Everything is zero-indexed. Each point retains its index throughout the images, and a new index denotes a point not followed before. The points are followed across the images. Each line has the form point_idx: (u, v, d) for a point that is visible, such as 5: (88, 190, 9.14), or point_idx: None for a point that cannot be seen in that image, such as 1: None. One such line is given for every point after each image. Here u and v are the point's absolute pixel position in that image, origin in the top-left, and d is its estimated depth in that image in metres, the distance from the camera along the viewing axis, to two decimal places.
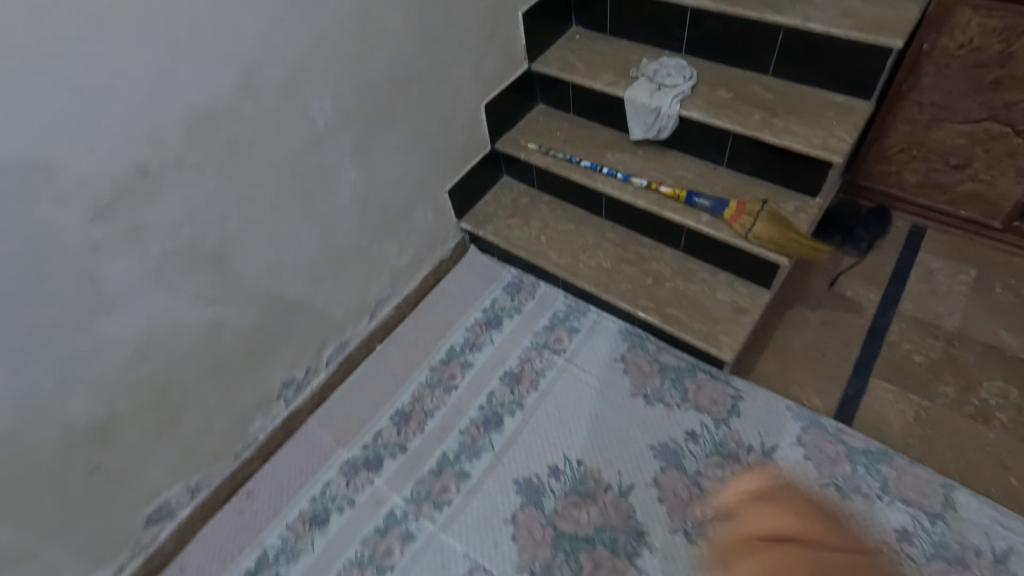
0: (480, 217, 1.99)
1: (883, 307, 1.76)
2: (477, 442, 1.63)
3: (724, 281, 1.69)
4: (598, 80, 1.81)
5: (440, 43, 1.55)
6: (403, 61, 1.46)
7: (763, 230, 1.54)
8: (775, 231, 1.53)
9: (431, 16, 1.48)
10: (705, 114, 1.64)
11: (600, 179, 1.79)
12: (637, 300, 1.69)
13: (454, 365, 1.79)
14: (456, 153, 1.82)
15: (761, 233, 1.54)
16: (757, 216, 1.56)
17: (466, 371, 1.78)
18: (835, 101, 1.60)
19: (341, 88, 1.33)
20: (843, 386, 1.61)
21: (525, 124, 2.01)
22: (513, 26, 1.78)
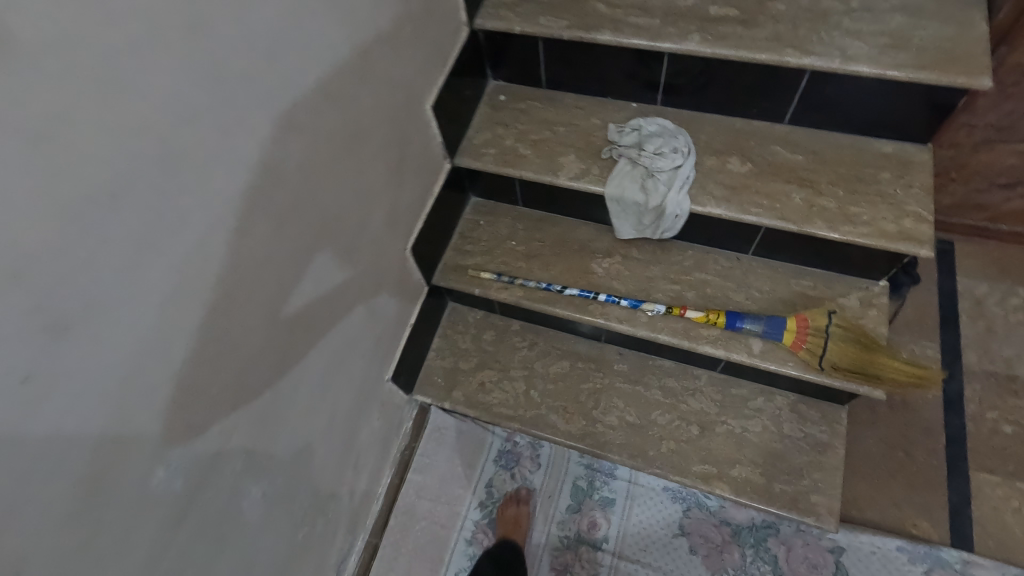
0: (439, 380, 1.44)
1: (948, 367, 1.46)
2: None
3: (786, 407, 1.31)
4: (562, 174, 1.28)
5: (336, 217, 0.94)
6: (289, 284, 0.86)
7: (846, 358, 1.15)
8: (863, 356, 1.14)
9: (313, 192, 0.86)
10: (727, 208, 1.18)
11: (598, 311, 1.29)
12: (691, 465, 1.27)
13: None
14: (391, 327, 1.24)
15: (844, 362, 1.15)
16: (831, 336, 1.16)
17: None
18: (885, 154, 1.19)
19: (203, 401, 0.73)
20: (946, 495, 1.33)
21: (463, 236, 1.44)
22: (424, 126, 1.17)
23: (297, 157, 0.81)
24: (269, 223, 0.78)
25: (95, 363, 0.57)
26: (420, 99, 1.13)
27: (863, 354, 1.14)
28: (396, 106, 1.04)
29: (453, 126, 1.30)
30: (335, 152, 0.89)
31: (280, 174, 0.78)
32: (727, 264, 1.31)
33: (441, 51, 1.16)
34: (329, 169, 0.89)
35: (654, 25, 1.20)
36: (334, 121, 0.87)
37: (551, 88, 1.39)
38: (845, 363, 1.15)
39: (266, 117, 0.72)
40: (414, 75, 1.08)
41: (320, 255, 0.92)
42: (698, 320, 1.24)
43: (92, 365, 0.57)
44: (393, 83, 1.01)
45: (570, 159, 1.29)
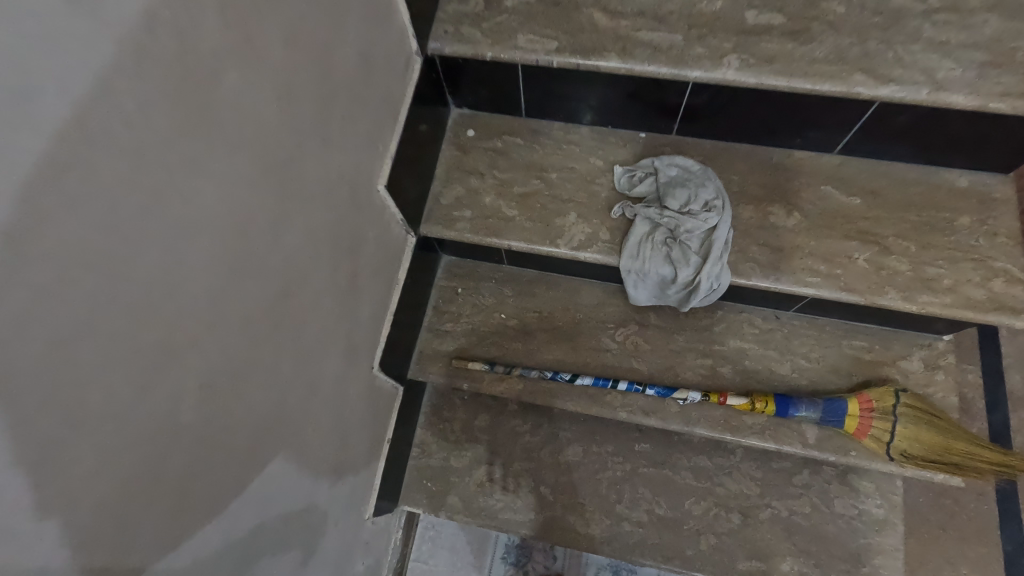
0: (428, 484, 1.20)
1: (991, 395, 1.32)
2: None
3: (835, 480, 1.14)
4: (562, 242, 0.99)
5: (271, 409, 0.65)
6: (216, 545, 0.58)
7: (922, 446, 0.96)
8: (940, 443, 0.96)
9: (230, 408, 0.57)
10: (776, 279, 0.93)
11: (618, 402, 1.06)
12: (735, 562, 1.10)
13: None
14: (368, 458, 0.98)
15: (920, 451, 0.97)
16: (902, 421, 0.98)
17: None
18: (961, 190, 0.96)
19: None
20: (999, 545, 1.22)
21: (439, 311, 1.15)
22: (378, 212, 0.86)
23: (191, 385, 0.51)
24: (164, 502, 0.50)
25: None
26: (368, 184, 0.81)
27: (939, 441, 0.96)
28: (338, 213, 0.73)
29: (414, 188, 0.98)
30: (254, 334, 0.59)
31: (167, 428, 0.49)
32: (765, 326, 1.08)
33: (390, 107, 0.83)
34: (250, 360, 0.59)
35: (674, 43, 0.90)
36: (244, 295, 0.57)
37: (534, 117, 1.08)
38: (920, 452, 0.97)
39: (115, 374, 0.43)
40: (355, 160, 0.75)
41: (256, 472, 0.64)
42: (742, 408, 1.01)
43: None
44: (329, 187, 0.69)
45: (570, 219, 1.01)
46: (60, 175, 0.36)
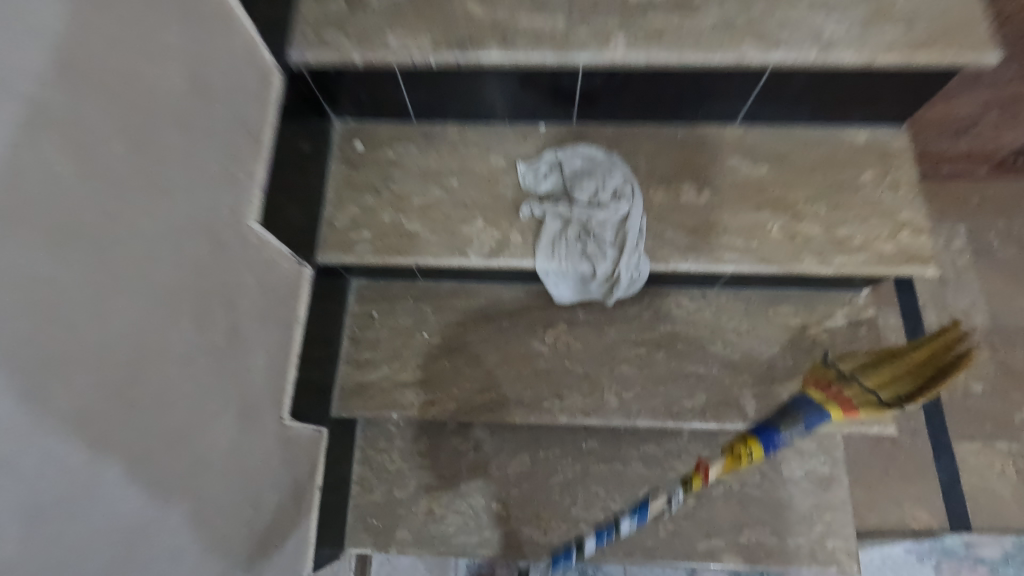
0: (374, 522, 1.12)
1: (912, 334, 1.37)
2: None
3: (780, 445, 1.14)
4: (472, 252, 0.93)
5: (141, 510, 0.57)
6: None
7: (900, 380, 0.89)
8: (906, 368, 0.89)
9: (73, 527, 0.49)
10: (696, 260, 0.91)
11: (557, 408, 1.02)
12: (696, 544, 1.10)
13: None
14: (292, 503, 0.90)
15: (904, 387, 0.88)
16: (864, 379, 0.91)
17: None
18: (861, 146, 0.96)
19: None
20: (936, 477, 1.26)
21: (356, 340, 1.07)
22: (257, 251, 0.77)
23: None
24: None
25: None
26: (236, 223, 0.72)
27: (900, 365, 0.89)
28: (193, 269, 0.64)
29: (300, 217, 0.88)
30: (90, 438, 0.50)
31: None
32: (695, 305, 1.06)
33: (249, 133, 0.73)
34: (91, 469, 0.51)
35: (558, 27, 0.84)
36: (59, 401, 0.47)
37: (425, 119, 1.00)
38: (907, 386, 0.88)
39: None
40: (210, 205, 0.66)
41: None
42: (727, 464, 0.92)
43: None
44: (171, 243, 0.60)
45: (478, 227, 0.94)
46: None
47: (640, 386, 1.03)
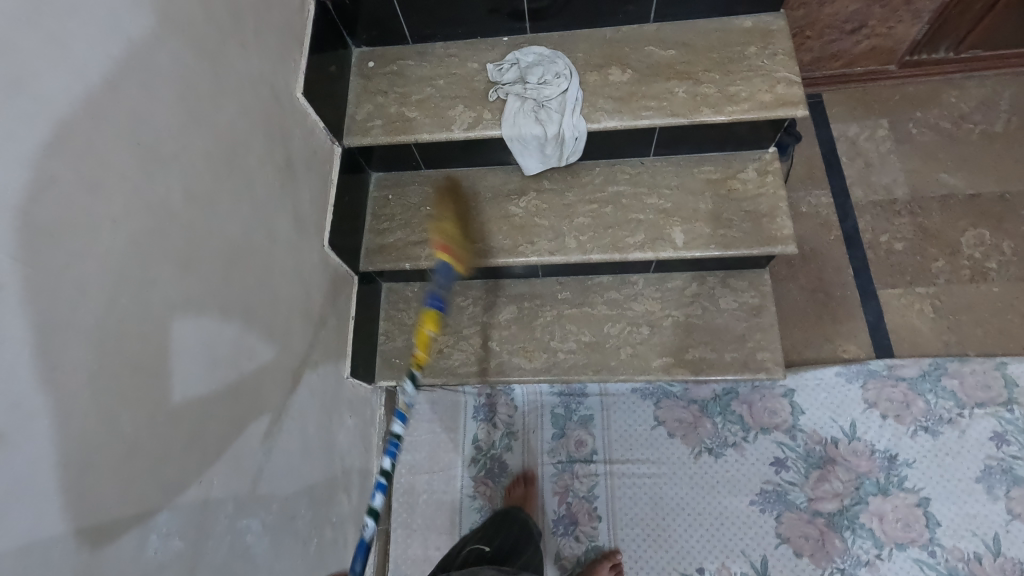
0: (397, 361, 1.44)
1: (841, 209, 1.62)
2: None
3: (718, 285, 1.41)
4: (456, 127, 1.26)
5: (240, 239, 0.88)
6: (216, 322, 0.81)
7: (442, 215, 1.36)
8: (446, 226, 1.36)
9: (209, 219, 0.80)
10: (621, 119, 1.21)
11: (530, 251, 1.32)
12: (651, 362, 1.37)
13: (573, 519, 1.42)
14: (334, 317, 1.22)
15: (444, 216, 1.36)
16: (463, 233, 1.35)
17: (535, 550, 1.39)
18: (748, 30, 1.25)
19: (174, 460, 0.71)
20: (863, 318, 1.50)
21: (376, 216, 1.40)
22: (301, 114, 1.10)
23: (176, 188, 0.73)
24: (175, 266, 0.72)
25: (42, 473, 0.54)
26: (287, 88, 1.05)
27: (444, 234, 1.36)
28: (264, 104, 0.97)
29: (331, 108, 1.23)
30: (215, 171, 0.82)
31: (168, 210, 0.72)
32: (635, 170, 1.36)
33: (293, 31, 1.08)
34: (215, 191, 0.82)
35: None
36: (202, 138, 0.79)
37: (419, 42, 1.34)
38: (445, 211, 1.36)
39: (123, 155, 0.65)
40: (273, 68, 1.00)
41: (238, 280, 0.87)
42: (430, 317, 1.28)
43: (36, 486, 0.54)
44: (252, 80, 0.93)
45: (459, 110, 1.27)
46: (74, 18, 0.60)
47: (592, 231, 1.32)
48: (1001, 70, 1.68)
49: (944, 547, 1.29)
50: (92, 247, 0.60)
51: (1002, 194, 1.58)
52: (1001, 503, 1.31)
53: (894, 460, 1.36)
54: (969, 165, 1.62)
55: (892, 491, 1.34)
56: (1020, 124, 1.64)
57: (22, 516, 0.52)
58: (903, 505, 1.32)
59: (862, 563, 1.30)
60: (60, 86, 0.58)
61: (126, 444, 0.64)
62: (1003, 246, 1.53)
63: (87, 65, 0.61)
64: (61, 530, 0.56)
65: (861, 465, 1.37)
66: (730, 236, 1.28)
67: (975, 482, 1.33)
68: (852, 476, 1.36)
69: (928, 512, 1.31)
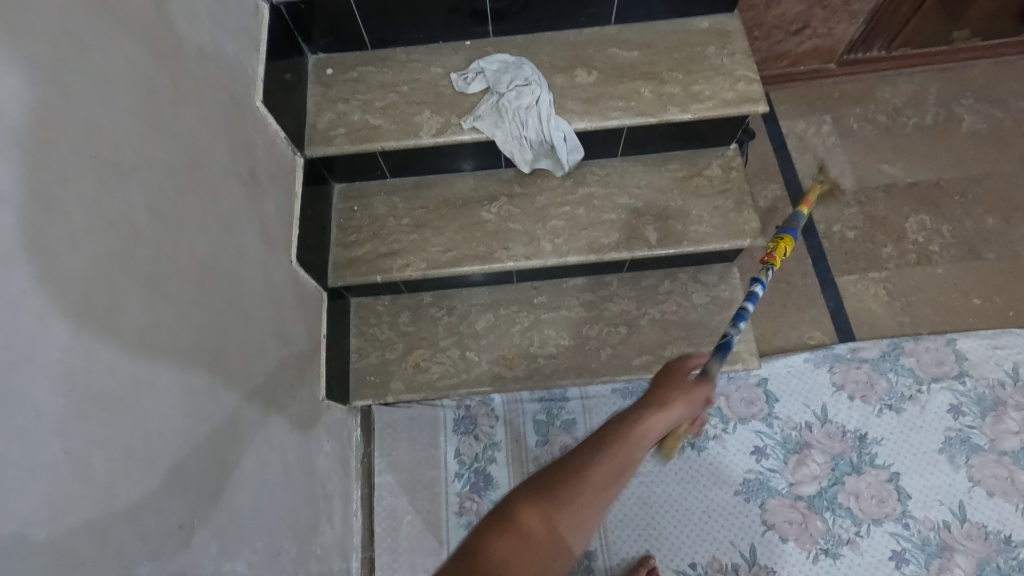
0: (373, 379, 1.38)
1: (796, 201, 1.69)
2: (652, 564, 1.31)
3: (690, 280, 1.43)
4: (423, 133, 1.22)
5: (208, 257, 0.82)
6: (189, 348, 0.75)
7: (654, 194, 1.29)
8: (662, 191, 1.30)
9: (175, 237, 0.74)
10: (591, 120, 1.21)
11: (506, 257, 1.30)
12: (632, 360, 1.37)
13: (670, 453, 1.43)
14: (306, 338, 1.15)
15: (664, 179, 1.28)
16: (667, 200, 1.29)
17: None
18: (705, 30, 1.28)
19: (153, 502, 0.64)
20: (824, 304, 1.57)
21: (343, 228, 1.35)
22: (262, 127, 1.05)
23: (140, 204, 0.67)
24: (143, 288, 0.66)
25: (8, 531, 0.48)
26: (246, 100, 1.00)
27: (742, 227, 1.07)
28: (225, 113, 0.91)
29: (291, 117, 1.18)
30: (179, 185, 0.76)
31: (132, 230, 0.66)
32: (605, 171, 1.37)
33: (251, 39, 1.02)
34: (181, 207, 0.76)
35: None
36: (163, 150, 0.73)
37: (379, 48, 1.30)
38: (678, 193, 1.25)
39: (84, 168, 0.59)
40: (231, 77, 0.94)
41: (208, 301, 0.81)
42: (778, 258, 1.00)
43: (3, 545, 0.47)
44: (211, 88, 0.87)
45: (426, 116, 1.24)
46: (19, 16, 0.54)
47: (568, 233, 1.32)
48: (926, 66, 1.81)
49: (916, 518, 1.35)
50: (53, 270, 0.54)
51: (937, 181, 1.69)
52: (962, 472, 1.38)
53: (864, 439, 1.42)
54: (906, 155, 1.73)
55: (864, 469, 1.39)
56: (947, 116, 1.77)
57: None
58: (875, 481, 1.38)
59: (843, 541, 1.34)
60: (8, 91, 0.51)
61: (100, 489, 0.57)
62: (943, 229, 1.63)
63: (37, 68, 0.55)
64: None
65: (834, 446, 1.41)
66: (701, 232, 1.31)
67: (937, 453, 1.40)
68: (827, 458, 1.40)
69: (898, 487, 1.37)
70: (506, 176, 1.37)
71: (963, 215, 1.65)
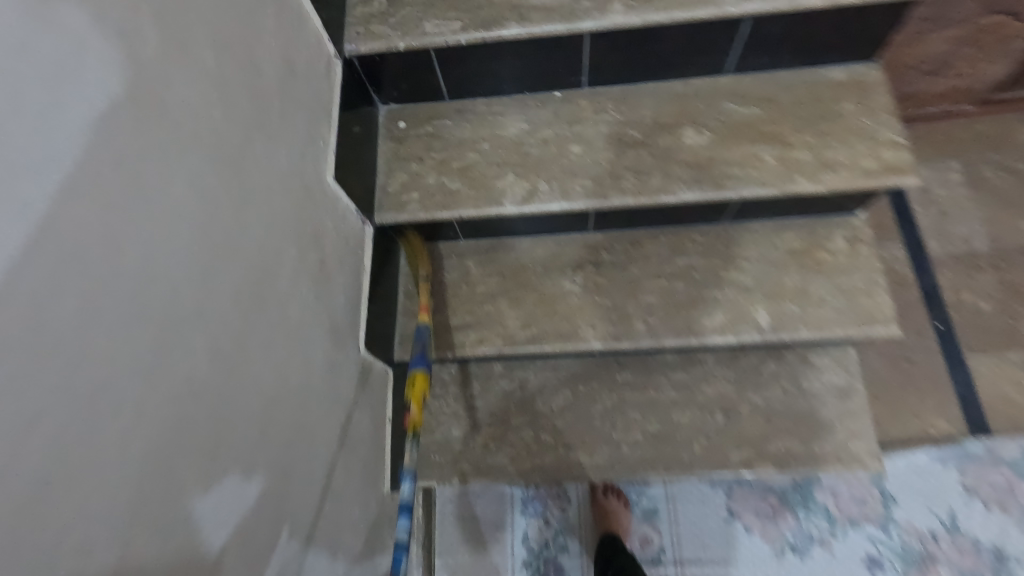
0: (437, 457, 1.27)
1: (918, 262, 1.46)
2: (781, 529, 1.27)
3: (797, 362, 1.25)
4: (507, 201, 1.08)
5: (275, 383, 0.74)
6: (238, 509, 0.65)
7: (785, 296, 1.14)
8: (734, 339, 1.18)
9: (231, 380, 0.64)
10: (701, 190, 1.04)
11: (591, 337, 1.15)
12: (730, 455, 1.21)
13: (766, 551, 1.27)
14: (370, 428, 1.05)
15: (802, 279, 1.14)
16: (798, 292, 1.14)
17: None
18: (839, 81, 1.09)
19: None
20: (951, 388, 1.35)
21: (410, 295, 1.22)
22: (334, 204, 0.94)
23: (190, 359, 0.58)
24: (198, 462, 0.59)
25: None
26: (320, 179, 0.89)
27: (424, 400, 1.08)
28: (295, 203, 0.80)
29: (360, 184, 1.05)
30: (244, 319, 0.67)
31: (179, 396, 0.56)
32: (706, 238, 1.19)
33: (325, 109, 0.91)
34: (246, 345, 0.67)
35: (563, 5, 1.00)
36: (228, 286, 0.64)
37: (457, 98, 1.17)
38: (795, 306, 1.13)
39: (141, 353, 0.51)
40: (304, 160, 0.83)
41: (273, 434, 0.73)
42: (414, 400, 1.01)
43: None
44: (282, 178, 0.77)
45: (510, 181, 1.09)
46: (64, 199, 0.44)
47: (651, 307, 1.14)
48: None
49: None
50: (93, 495, 0.47)
51: None
52: None
53: (1001, 555, 1.22)
54: None
55: None
56: None
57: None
58: None
59: None
60: (45, 299, 0.43)
61: None
62: None
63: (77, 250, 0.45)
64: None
65: (963, 562, 1.22)
66: (822, 317, 1.12)
67: None
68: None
69: None
70: (593, 241, 1.22)
71: None
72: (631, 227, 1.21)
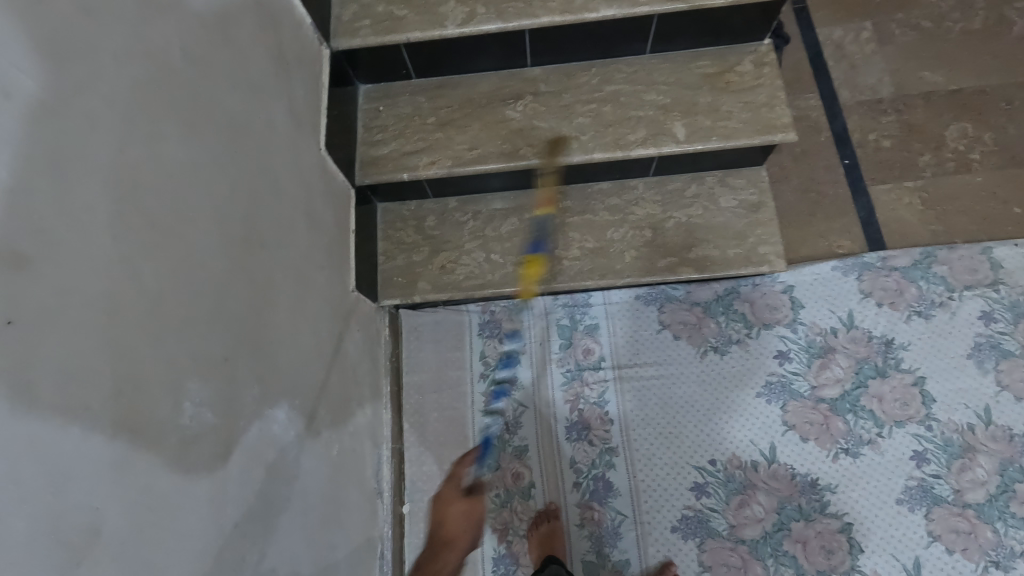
0: (399, 280, 1.41)
1: (829, 110, 1.63)
2: (708, 335, 1.45)
3: (716, 184, 1.41)
4: (448, 23, 1.22)
5: (241, 114, 0.82)
6: (228, 200, 0.76)
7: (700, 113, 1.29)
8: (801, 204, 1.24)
9: (209, 85, 0.75)
10: (618, 7, 1.21)
11: (531, 153, 1.30)
12: (656, 263, 1.37)
13: (692, 353, 1.45)
14: (333, 226, 1.17)
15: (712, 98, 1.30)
16: (710, 108, 1.29)
17: (550, 456, 1.40)
18: None
19: (211, 334, 0.69)
20: (854, 213, 1.53)
21: (367, 128, 1.35)
22: (287, 4, 1.04)
23: (175, 41, 0.68)
24: (193, 132, 0.70)
25: (93, 313, 0.52)
26: None
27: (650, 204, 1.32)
28: None
29: (316, 5, 1.16)
30: (215, 40, 0.77)
31: (168, 66, 0.66)
32: (632, 68, 1.34)
33: None
34: (219, 65, 0.78)
35: None
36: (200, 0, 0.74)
37: None
38: (707, 120, 1.29)
39: None
40: None
41: (252, 161, 0.84)
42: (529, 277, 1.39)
43: (52, 337, 0.48)
44: None
45: (451, 7, 1.24)
46: None
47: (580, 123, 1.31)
48: None
49: (940, 421, 1.35)
50: (115, 94, 0.58)
51: (982, 87, 1.61)
52: (990, 377, 1.37)
53: (890, 343, 1.41)
54: (951, 60, 1.64)
55: (889, 372, 1.39)
56: (997, 20, 1.67)
57: (51, 362, 0.48)
58: (900, 385, 1.38)
59: (864, 441, 1.36)
60: None
61: (157, 301, 0.61)
62: (985, 137, 1.56)
63: None
64: (90, 387, 0.51)
65: (859, 351, 1.41)
66: (730, 128, 1.28)
67: (965, 358, 1.39)
68: (852, 362, 1.41)
69: (923, 391, 1.37)
70: (532, 75, 1.36)
71: (1008, 121, 1.57)
72: (565, 62, 1.35)
